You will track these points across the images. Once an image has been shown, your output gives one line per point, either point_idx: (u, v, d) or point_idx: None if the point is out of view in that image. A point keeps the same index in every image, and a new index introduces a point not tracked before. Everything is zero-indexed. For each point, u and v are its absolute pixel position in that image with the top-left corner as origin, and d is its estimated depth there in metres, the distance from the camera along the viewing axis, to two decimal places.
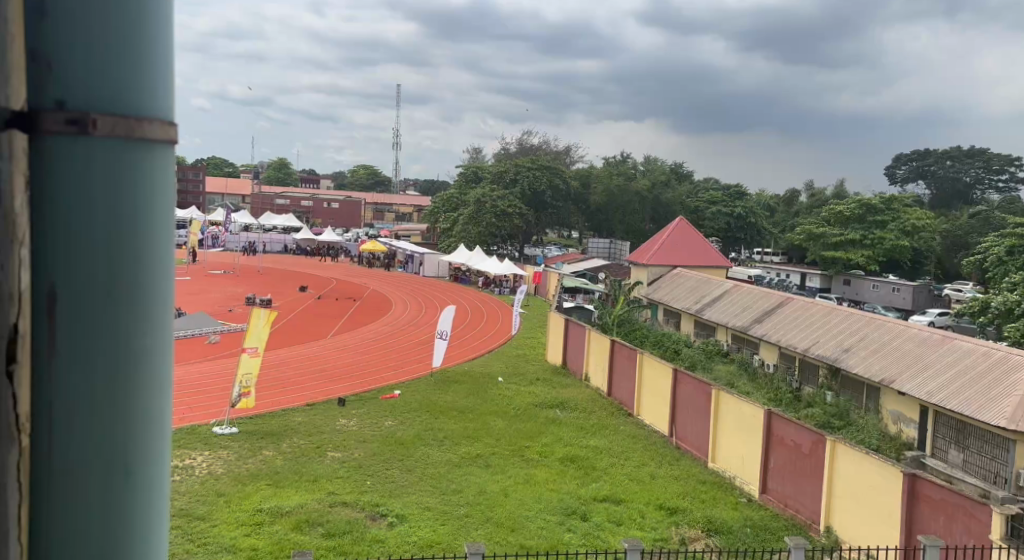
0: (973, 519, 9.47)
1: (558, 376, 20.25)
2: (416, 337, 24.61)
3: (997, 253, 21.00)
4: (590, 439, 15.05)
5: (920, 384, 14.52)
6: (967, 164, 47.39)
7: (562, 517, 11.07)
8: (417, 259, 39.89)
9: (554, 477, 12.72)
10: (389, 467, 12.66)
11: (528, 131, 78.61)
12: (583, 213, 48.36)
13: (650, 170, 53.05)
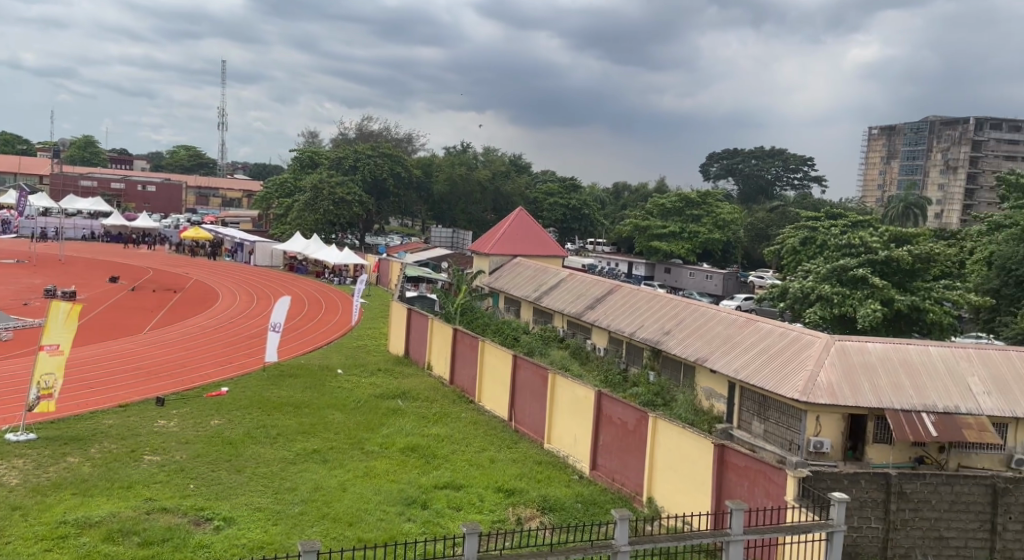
0: (771, 483, 10.71)
1: (399, 366, 20.56)
2: (245, 330, 24.07)
3: (791, 243, 23.21)
4: (432, 427, 15.45)
5: (728, 363, 15.96)
6: (769, 164, 51.77)
7: (402, 507, 11.45)
8: (246, 248, 38.77)
9: (394, 467, 13.06)
10: (216, 468, 12.55)
11: (366, 117, 77.46)
12: (423, 201, 48.60)
13: (488, 161, 53.91)
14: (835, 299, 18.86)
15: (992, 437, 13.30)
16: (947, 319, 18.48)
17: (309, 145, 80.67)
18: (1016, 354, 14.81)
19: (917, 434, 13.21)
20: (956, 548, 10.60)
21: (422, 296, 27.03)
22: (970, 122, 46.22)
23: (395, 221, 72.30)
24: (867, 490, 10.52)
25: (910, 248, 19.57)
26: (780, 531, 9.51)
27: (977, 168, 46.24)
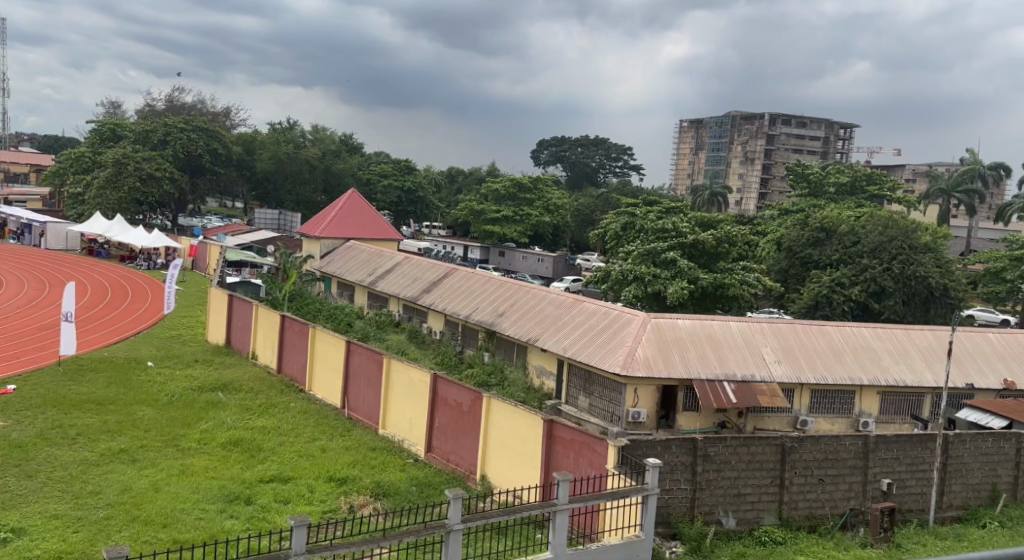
0: (595, 453, 11.42)
1: (220, 356, 20.01)
2: (37, 322, 22.49)
3: (613, 228, 24.43)
4: (257, 419, 15.23)
5: (558, 342, 16.66)
6: (593, 151, 54.00)
7: (223, 504, 11.30)
8: (37, 230, 35.91)
9: (215, 463, 12.84)
10: (5, 475, 11.84)
11: (177, 90, 73.15)
12: (246, 179, 46.89)
13: (316, 140, 52.66)
14: (648, 279, 20.21)
15: (778, 400, 14.83)
16: (747, 294, 20.35)
17: (111, 115, 75.06)
18: (801, 326, 16.63)
19: (719, 401, 14.51)
20: (751, 502, 11.76)
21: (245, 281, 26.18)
22: (766, 116, 50.50)
23: (214, 201, 69.13)
24: (678, 455, 11.43)
25: (714, 233, 21.32)
26: (600, 498, 10.23)
27: (772, 160, 50.65)
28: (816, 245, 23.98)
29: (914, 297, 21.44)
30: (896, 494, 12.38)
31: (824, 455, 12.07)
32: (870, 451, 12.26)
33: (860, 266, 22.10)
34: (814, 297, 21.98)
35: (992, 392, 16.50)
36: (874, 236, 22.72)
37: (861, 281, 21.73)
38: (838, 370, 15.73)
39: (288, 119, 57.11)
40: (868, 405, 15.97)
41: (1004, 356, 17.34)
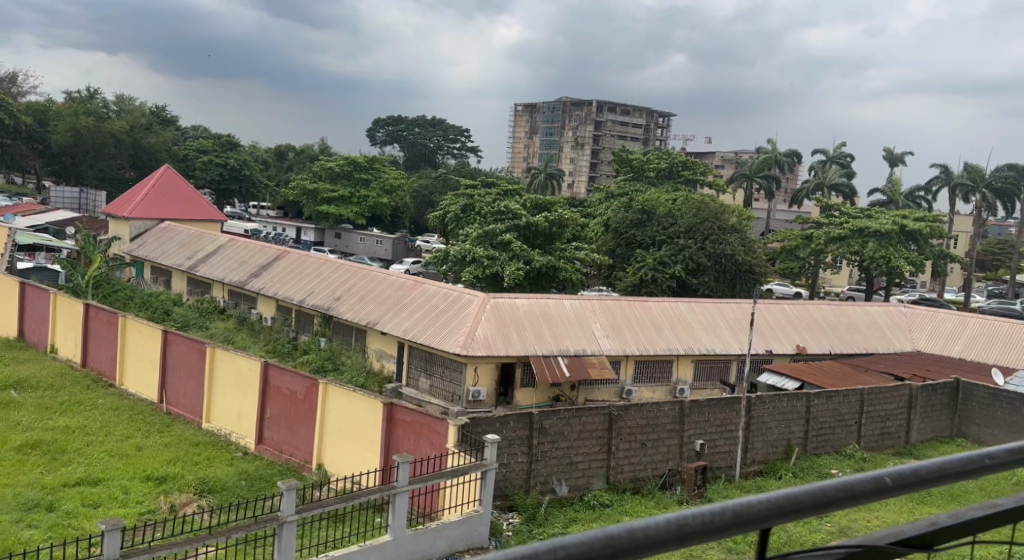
0: (435, 433, 11.55)
1: (13, 351, 18.49)
2: None
3: (453, 210, 24.48)
4: (58, 419, 14.26)
5: (396, 325, 16.54)
6: (430, 132, 53.96)
7: (22, 513, 10.47)
8: None
9: (10, 470, 11.91)
10: None
11: None
12: (41, 154, 43.12)
13: (122, 111, 49.09)
14: (486, 261, 20.59)
15: (604, 370, 15.55)
16: (575, 275, 21.35)
17: None
18: (627, 303, 17.76)
19: (554, 375, 15.00)
20: (582, 469, 12.33)
21: (42, 267, 24.21)
22: (595, 103, 52.31)
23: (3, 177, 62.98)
24: (515, 429, 11.72)
25: (548, 215, 21.95)
26: (439, 477, 10.41)
27: (600, 145, 52.56)
28: (638, 226, 25.14)
29: (724, 274, 23.32)
30: (707, 453, 13.38)
31: (646, 421, 12.82)
32: (685, 414, 13.15)
33: (678, 246, 23.47)
34: (639, 276, 23.07)
35: (786, 356, 18.13)
36: (690, 218, 24.20)
37: (680, 260, 23.16)
38: (658, 342, 16.74)
39: (91, 89, 52.93)
40: (684, 373, 17.05)
41: (796, 324, 19.20)
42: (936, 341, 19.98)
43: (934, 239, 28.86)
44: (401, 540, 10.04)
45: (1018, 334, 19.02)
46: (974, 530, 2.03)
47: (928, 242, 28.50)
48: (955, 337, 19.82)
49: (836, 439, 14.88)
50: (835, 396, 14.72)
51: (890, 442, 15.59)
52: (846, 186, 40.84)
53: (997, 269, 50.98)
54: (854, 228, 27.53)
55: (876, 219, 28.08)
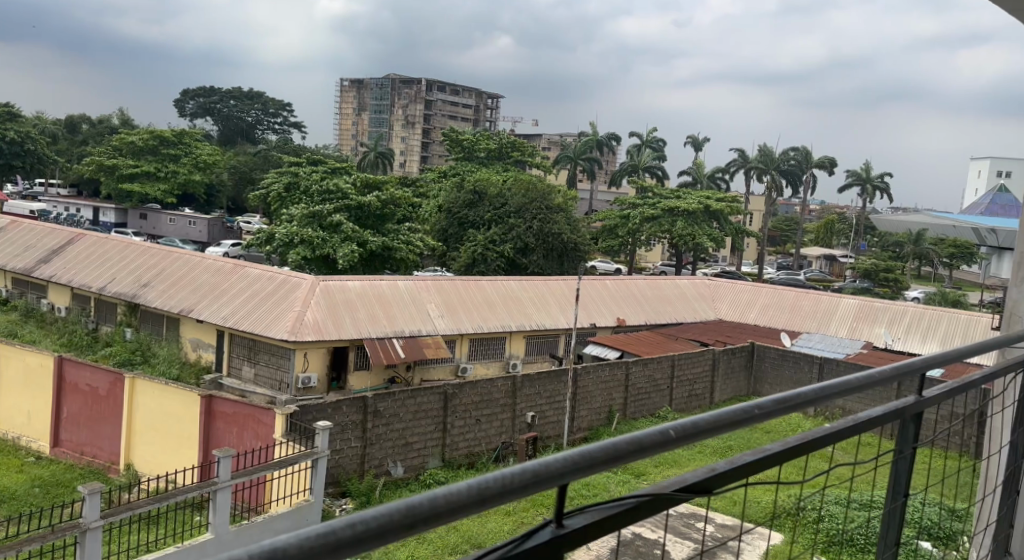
0: (260, 424, 10.96)
1: None
2: None
3: (275, 189, 23.34)
4: None
5: (215, 311, 15.57)
6: (247, 106, 51.33)
7: None
8: None
9: None
10: None
11: None
12: None
13: None
14: (315, 242, 19.81)
15: (439, 350, 15.43)
16: (412, 255, 21.24)
17: None
18: (460, 283, 17.67)
19: (389, 357, 14.67)
20: (417, 450, 12.14)
21: None
22: (423, 82, 51.73)
23: None
24: (347, 414, 11.28)
25: (378, 194, 21.45)
26: (266, 469, 9.75)
27: (428, 124, 52.08)
28: (470, 206, 25.06)
29: (552, 252, 23.98)
30: (538, 424, 13.59)
31: (479, 398, 12.78)
32: (517, 388, 13.23)
33: (508, 226, 23.69)
34: (471, 255, 23.11)
35: (608, 329, 18.69)
36: (519, 198, 24.50)
37: (509, 239, 23.44)
38: (492, 320, 16.78)
39: None
40: (516, 348, 17.22)
41: (615, 298, 19.86)
42: (734, 309, 21.31)
43: (732, 216, 30.79)
44: (223, 538, 9.28)
45: (802, 301, 20.66)
46: (747, 473, 2.06)
47: (727, 220, 30.47)
48: (750, 305, 21.26)
49: (652, 403, 15.54)
50: (651, 363, 15.32)
51: (697, 403, 16.50)
52: (658, 169, 42.78)
53: (788, 244, 55.41)
54: (666, 207, 28.96)
55: (683, 199, 29.62)
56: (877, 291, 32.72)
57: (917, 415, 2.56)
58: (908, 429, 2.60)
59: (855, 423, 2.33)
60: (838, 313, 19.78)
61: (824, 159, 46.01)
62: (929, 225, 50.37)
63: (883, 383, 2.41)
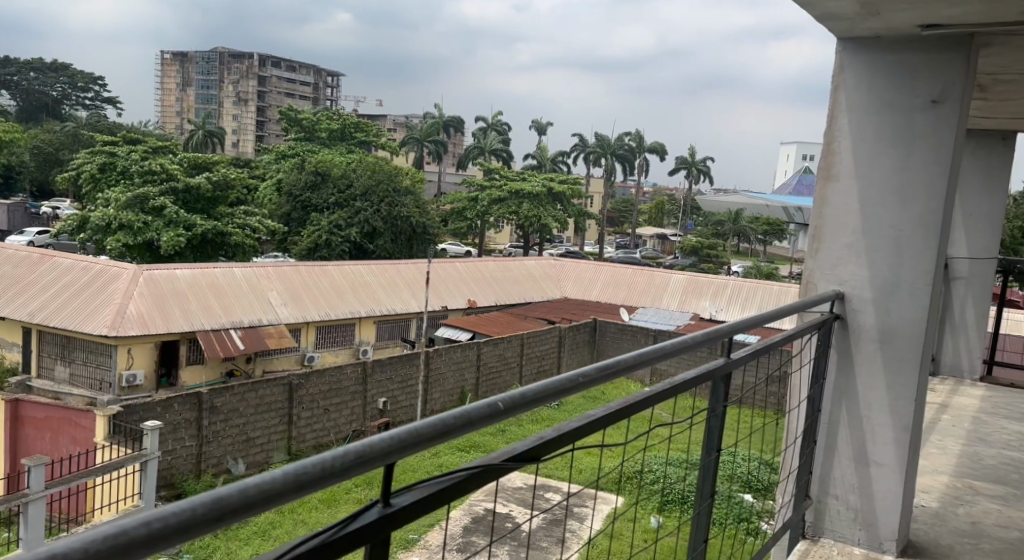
0: (78, 427, 10.09)
1: None
2: None
3: (89, 170, 21.50)
4: None
5: (20, 308, 14.18)
6: (55, 79, 47.13)
7: None
8: None
9: None
10: None
11: None
12: None
13: None
14: (137, 227, 18.45)
15: (284, 339, 14.80)
16: (248, 240, 20.29)
17: None
18: (304, 268, 17.01)
19: (227, 350, 13.90)
20: (260, 445, 11.54)
21: None
22: (256, 57, 49.39)
23: None
24: (180, 413, 10.45)
25: (209, 176, 20.26)
26: (88, 475, 8.78)
27: (263, 102, 49.84)
28: (312, 188, 24.18)
29: (399, 234, 23.65)
30: (390, 410, 13.30)
31: (327, 387, 12.30)
32: (368, 374, 12.87)
33: (354, 209, 23.03)
34: (314, 239, 22.24)
35: (459, 311, 18.56)
36: (365, 180, 23.94)
37: (356, 223, 22.82)
38: (338, 306, 16.28)
39: None
40: (366, 335, 16.76)
41: (464, 280, 19.73)
42: (577, 287, 21.72)
43: (573, 198, 31.45)
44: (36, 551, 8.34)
45: (638, 278, 21.42)
46: (579, 439, 1.86)
47: (568, 202, 31.11)
48: (592, 283, 21.79)
49: (502, 381, 15.60)
50: (500, 342, 15.33)
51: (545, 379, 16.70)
52: (503, 151, 43.00)
53: (624, 225, 57.46)
54: (511, 190, 29.16)
55: (526, 181, 29.94)
56: (703, 266, 34.54)
57: (725, 376, 2.44)
58: (718, 387, 2.43)
59: (674, 386, 2.15)
60: (669, 288, 20.62)
61: (656, 144, 47.93)
62: (748, 205, 53.70)
63: (697, 348, 2.29)
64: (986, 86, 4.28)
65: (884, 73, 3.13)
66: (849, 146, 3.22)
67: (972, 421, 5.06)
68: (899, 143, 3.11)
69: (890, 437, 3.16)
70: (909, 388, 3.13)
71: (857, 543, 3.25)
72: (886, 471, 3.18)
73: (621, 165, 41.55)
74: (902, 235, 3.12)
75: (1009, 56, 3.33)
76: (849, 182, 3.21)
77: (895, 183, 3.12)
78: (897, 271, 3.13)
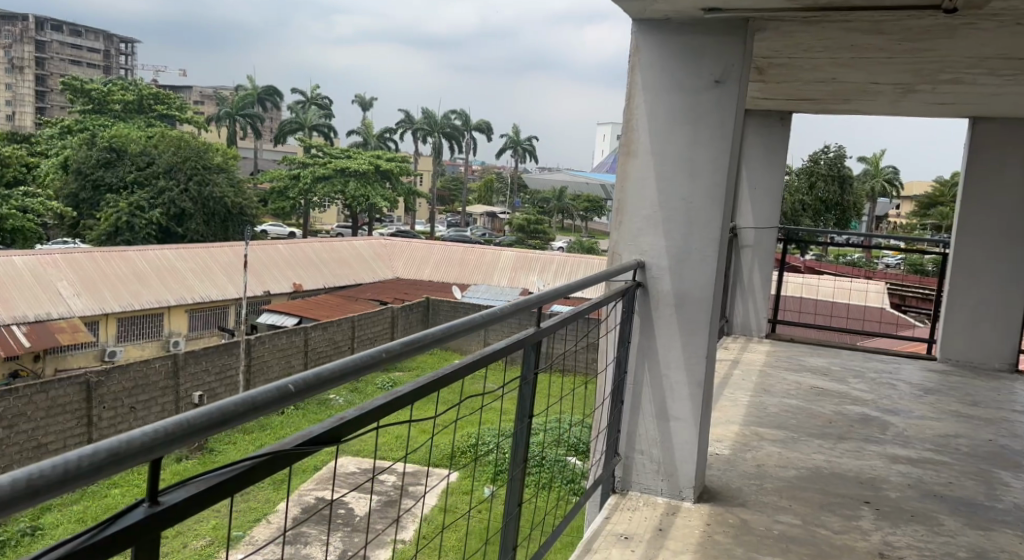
0: None
1: None
2: None
3: None
4: None
5: None
6: None
7: None
8: None
9: None
10: None
11: None
12: None
13: None
14: None
15: (82, 334, 13.73)
16: (29, 223, 18.57)
17: None
18: (100, 256, 15.86)
19: (9, 349, 12.58)
20: (54, 451, 10.67)
21: None
22: (33, 19, 44.72)
23: None
24: None
25: None
26: None
27: (46, 71, 45.42)
28: (106, 166, 22.44)
29: (212, 217, 22.70)
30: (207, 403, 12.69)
31: (132, 383, 11.51)
32: (180, 367, 12.19)
33: (157, 188, 21.65)
34: (112, 221, 20.68)
35: (283, 295, 17.96)
36: (168, 156, 22.51)
37: (160, 204, 21.49)
38: (142, 296, 15.27)
39: None
40: (177, 325, 15.84)
41: (287, 262, 19.09)
42: (408, 266, 21.59)
43: (402, 176, 31.21)
44: None
45: (469, 256, 21.70)
46: (380, 418, 1.74)
47: (397, 180, 30.80)
48: (424, 262, 21.79)
49: None
50: (330, 326, 15.05)
51: None
52: (324, 127, 41.72)
53: (453, 203, 57.78)
54: (336, 167, 28.47)
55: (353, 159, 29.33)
56: (529, 242, 35.41)
57: (537, 344, 2.38)
58: (529, 355, 2.38)
59: (480, 357, 2.07)
60: (498, 266, 21.01)
61: (481, 121, 48.34)
62: (569, 182, 55.53)
63: (504, 320, 2.22)
64: (763, 69, 4.66)
65: (673, 53, 3.32)
66: (645, 125, 3.39)
67: (758, 373, 5.55)
68: (687, 122, 3.32)
69: (686, 393, 3.40)
70: (700, 346, 3.38)
71: (660, 493, 3.47)
72: (683, 425, 3.42)
73: (447, 143, 41.66)
74: (691, 205, 3.35)
75: (779, 41, 3.63)
76: (646, 158, 3.40)
77: (685, 158, 3.34)
78: (688, 240, 3.36)
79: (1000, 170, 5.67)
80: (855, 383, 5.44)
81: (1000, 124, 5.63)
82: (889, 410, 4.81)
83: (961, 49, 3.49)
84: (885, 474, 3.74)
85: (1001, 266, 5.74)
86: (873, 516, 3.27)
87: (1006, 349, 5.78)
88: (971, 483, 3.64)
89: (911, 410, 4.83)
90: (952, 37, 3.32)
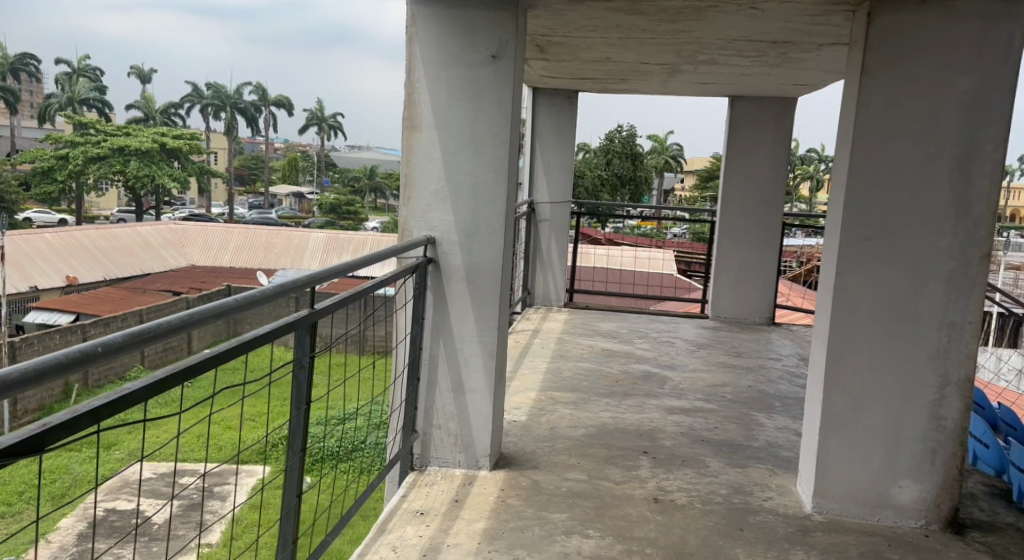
0: None
1: None
2: None
3: None
4: None
5: None
6: None
7: None
8: None
9: None
10: None
11: None
12: None
13: None
14: None
15: None
16: None
17: None
18: None
19: None
20: None
21: None
22: None
23: None
24: None
25: None
26: None
27: None
28: None
29: None
30: None
31: None
32: None
33: None
34: None
35: (55, 290, 16.54)
36: None
37: None
38: None
39: None
40: None
41: (60, 254, 17.53)
42: (205, 253, 20.53)
43: (192, 154, 29.53)
44: None
45: (275, 239, 20.97)
46: (103, 418, 1.55)
47: (186, 159, 29.09)
48: (223, 248, 20.78)
49: None
50: (112, 321, 13.99)
51: None
52: (97, 101, 38.52)
53: (251, 183, 55.39)
54: (114, 145, 26.46)
55: (132, 136, 27.24)
56: (341, 223, 34.83)
57: (311, 327, 2.29)
58: (303, 338, 2.28)
59: (244, 341, 1.95)
60: (308, 248, 20.50)
61: (280, 96, 46.60)
62: (375, 160, 55.02)
63: (270, 302, 2.12)
64: (544, 47, 4.82)
65: (452, 27, 3.36)
66: (429, 99, 3.42)
67: (555, 341, 5.81)
68: (467, 97, 3.39)
69: (480, 365, 3.49)
70: (491, 318, 3.47)
71: (458, 465, 3.54)
72: (478, 396, 3.50)
73: (240, 119, 39.87)
74: (478, 181, 3.42)
75: (552, 18, 3.78)
76: (430, 134, 3.43)
77: (468, 132, 3.40)
78: (476, 215, 3.43)
79: (754, 141, 6.23)
80: (639, 343, 5.83)
81: (755, 102, 6.16)
82: (667, 365, 5.20)
83: (711, 31, 3.79)
84: (661, 425, 4.05)
85: (759, 229, 6.33)
86: (649, 463, 3.54)
87: (764, 303, 6.41)
88: (733, 426, 4.02)
89: (686, 363, 5.26)
90: (701, 19, 3.60)
